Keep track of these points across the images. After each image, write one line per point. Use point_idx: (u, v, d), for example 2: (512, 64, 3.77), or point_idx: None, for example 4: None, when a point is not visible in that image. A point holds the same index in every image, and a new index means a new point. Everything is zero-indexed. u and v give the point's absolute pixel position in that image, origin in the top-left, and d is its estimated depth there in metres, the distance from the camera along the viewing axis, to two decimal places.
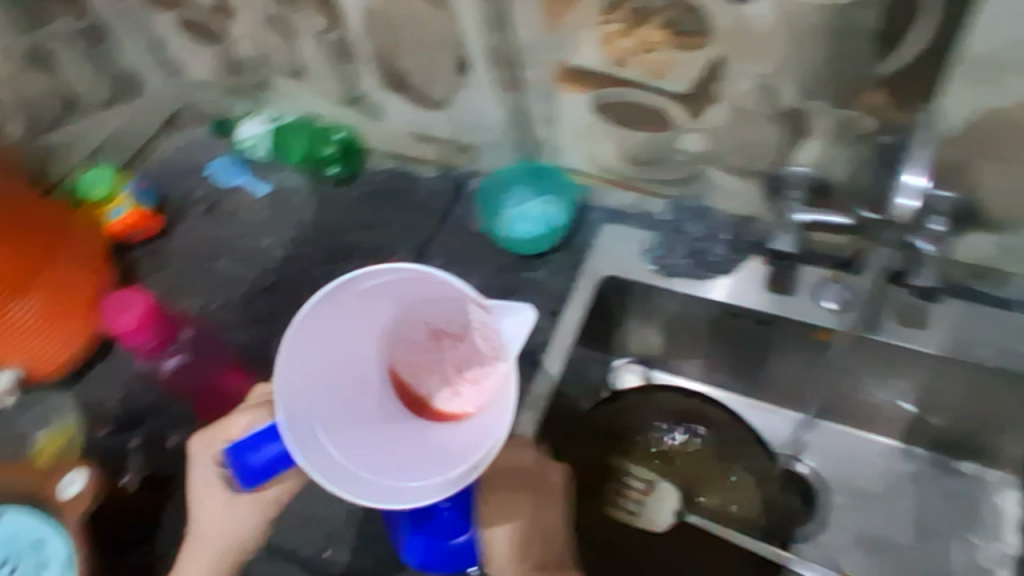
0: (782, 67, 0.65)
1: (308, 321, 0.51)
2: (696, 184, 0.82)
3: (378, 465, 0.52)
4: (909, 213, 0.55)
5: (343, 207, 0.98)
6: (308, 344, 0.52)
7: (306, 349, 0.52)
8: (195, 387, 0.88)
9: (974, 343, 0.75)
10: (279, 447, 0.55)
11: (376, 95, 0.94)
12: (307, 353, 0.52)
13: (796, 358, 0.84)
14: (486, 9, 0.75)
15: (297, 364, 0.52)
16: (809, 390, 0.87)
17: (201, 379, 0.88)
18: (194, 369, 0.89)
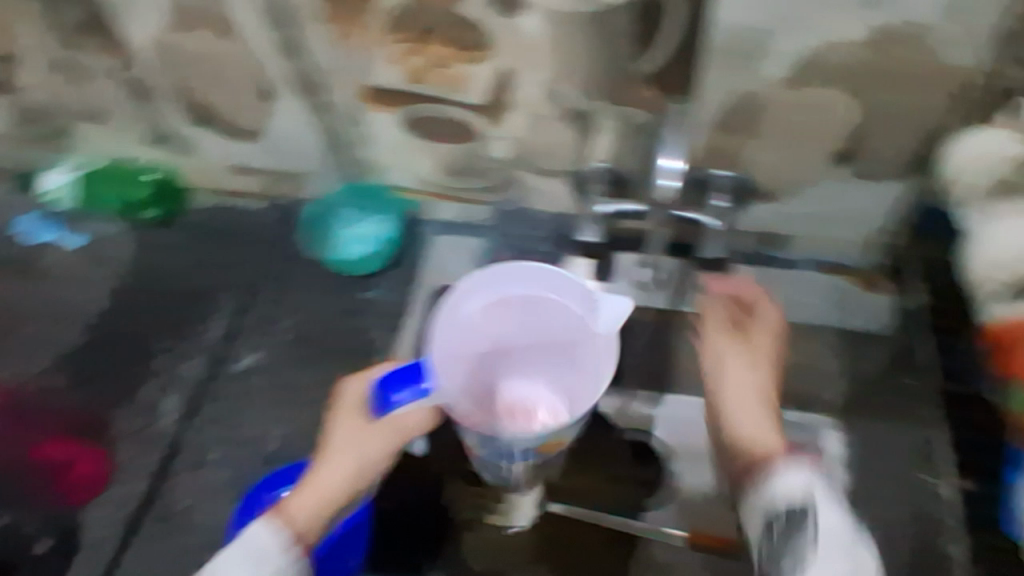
0: (562, 71, 0.70)
1: (476, 308, 0.59)
2: (511, 188, 0.85)
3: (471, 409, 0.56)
4: (670, 193, 0.63)
5: (167, 250, 0.94)
6: (458, 327, 0.58)
7: (463, 335, 0.58)
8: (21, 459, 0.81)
9: (778, 304, 0.81)
10: (417, 388, 0.56)
11: (186, 132, 0.91)
12: (479, 344, 0.59)
13: None
14: (278, 39, 0.75)
15: (462, 329, 0.58)
16: None
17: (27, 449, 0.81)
18: (9, 439, 0.83)
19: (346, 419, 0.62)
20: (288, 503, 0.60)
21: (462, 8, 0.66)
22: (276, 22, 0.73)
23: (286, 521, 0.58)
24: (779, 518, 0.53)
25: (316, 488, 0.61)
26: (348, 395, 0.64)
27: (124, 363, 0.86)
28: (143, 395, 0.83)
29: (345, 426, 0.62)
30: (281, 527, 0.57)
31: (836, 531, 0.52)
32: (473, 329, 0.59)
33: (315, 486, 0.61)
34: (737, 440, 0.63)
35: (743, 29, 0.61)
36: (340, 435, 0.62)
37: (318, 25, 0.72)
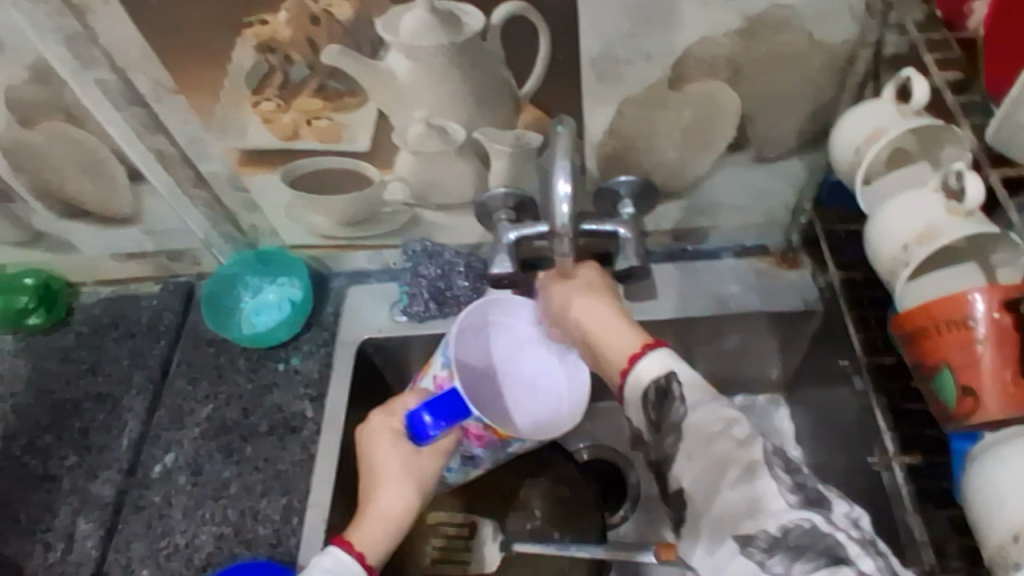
0: (440, 107, 0.66)
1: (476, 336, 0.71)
2: (417, 227, 0.81)
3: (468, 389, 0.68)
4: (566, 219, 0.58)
5: (60, 356, 0.86)
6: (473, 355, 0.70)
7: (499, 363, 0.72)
8: None
9: (700, 300, 0.81)
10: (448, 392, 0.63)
11: (57, 228, 0.83)
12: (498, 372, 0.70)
13: None
14: (138, 115, 0.69)
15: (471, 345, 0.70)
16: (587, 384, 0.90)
17: None
18: None
19: (387, 440, 0.65)
20: (352, 536, 0.61)
21: (325, 56, 0.62)
22: (132, 98, 0.67)
23: (353, 548, 0.60)
24: (661, 393, 0.53)
25: (376, 515, 0.63)
26: (379, 425, 0.66)
27: (23, 489, 0.78)
28: (56, 522, 0.75)
29: (387, 454, 0.64)
30: (345, 553, 0.59)
31: (709, 426, 0.50)
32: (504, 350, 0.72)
33: (381, 516, 0.63)
34: (610, 364, 0.60)
35: (611, 37, 0.61)
36: (388, 458, 0.64)
37: (173, 96, 0.66)
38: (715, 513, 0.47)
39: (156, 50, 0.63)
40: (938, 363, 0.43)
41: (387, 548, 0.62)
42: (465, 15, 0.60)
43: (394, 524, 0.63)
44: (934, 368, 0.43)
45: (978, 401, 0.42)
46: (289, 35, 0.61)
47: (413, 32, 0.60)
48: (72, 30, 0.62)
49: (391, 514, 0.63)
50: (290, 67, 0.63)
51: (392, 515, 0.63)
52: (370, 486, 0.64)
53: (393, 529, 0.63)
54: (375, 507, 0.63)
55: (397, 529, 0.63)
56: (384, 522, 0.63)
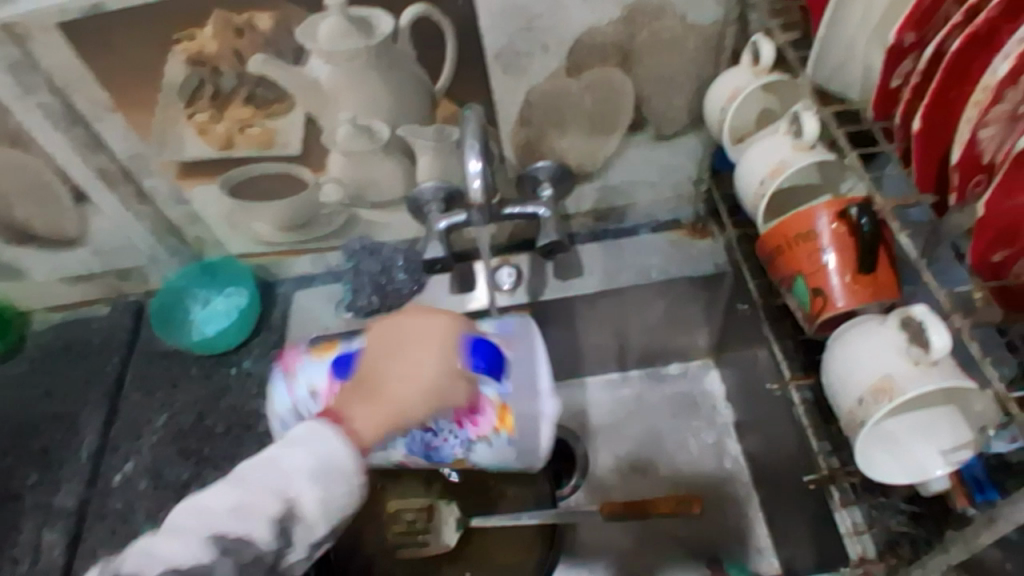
0: (363, 108, 0.72)
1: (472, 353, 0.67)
2: (354, 228, 0.87)
3: None
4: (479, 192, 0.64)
5: (17, 382, 0.89)
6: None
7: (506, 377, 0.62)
8: None
9: (623, 273, 0.87)
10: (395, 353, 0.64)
11: (6, 257, 0.86)
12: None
13: None
14: (79, 136, 0.73)
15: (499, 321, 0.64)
16: None
17: None
18: None
19: (429, 337, 0.54)
20: (343, 402, 0.50)
21: (251, 66, 0.67)
22: (72, 119, 0.71)
23: (348, 427, 0.49)
24: None
25: (378, 399, 0.50)
26: (425, 327, 0.54)
27: None
28: (21, 539, 0.77)
29: (423, 352, 0.53)
30: (332, 428, 0.48)
31: None
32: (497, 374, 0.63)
33: (384, 393, 0.51)
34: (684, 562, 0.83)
35: (510, 32, 0.68)
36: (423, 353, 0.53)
37: (111, 115, 0.71)
38: None
39: (91, 72, 0.67)
40: (793, 272, 0.53)
41: (374, 436, 0.50)
42: (376, 18, 0.66)
43: (392, 415, 0.50)
44: (791, 276, 0.54)
45: (828, 299, 0.51)
46: (216, 48, 0.66)
47: (331, 37, 0.66)
48: (11, 56, 0.66)
49: (393, 403, 0.50)
50: (219, 78, 0.68)
51: (394, 405, 0.50)
52: (376, 367, 0.53)
53: (383, 421, 0.50)
54: (379, 383, 0.52)
55: (388, 421, 0.50)
56: (381, 408, 0.50)
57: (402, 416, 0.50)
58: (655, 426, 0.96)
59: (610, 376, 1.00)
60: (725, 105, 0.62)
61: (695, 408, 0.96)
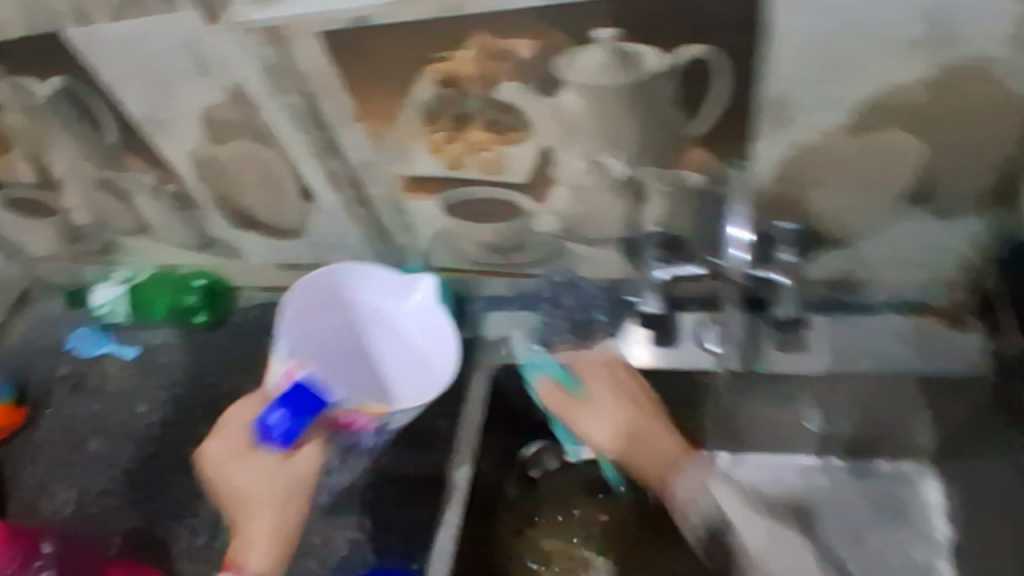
0: (606, 144, 0.67)
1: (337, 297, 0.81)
2: (560, 260, 0.83)
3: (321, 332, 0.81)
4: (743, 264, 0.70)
5: (219, 354, 0.93)
6: (320, 296, 0.80)
7: (364, 323, 0.83)
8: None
9: (858, 355, 0.79)
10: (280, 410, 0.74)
11: (230, 237, 0.89)
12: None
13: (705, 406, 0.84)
14: (318, 140, 0.72)
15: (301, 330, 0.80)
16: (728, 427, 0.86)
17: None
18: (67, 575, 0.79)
19: (263, 476, 0.74)
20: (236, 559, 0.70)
21: (501, 92, 0.64)
22: (315, 123, 0.71)
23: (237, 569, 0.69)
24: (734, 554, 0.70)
25: (257, 541, 0.71)
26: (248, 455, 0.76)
27: (177, 474, 0.84)
28: (203, 509, 0.81)
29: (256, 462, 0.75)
30: None
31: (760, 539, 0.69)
32: (412, 323, 0.82)
33: (247, 535, 0.72)
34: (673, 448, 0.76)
35: (793, 84, 0.60)
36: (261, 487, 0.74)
37: (353, 124, 0.70)
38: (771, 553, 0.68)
39: (344, 82, 0.66)
40: None
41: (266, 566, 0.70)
42: (644, 56, 0.60)
43: (256, 555, 0.70)
44: None
45: None
46: (471, 72, 0.63)
47: (594, 71, 0.61)
48: (269, 58, 0.65)
49: (260, 555, 0.70)
50: (465, 101, 0.65)
51: (253, 537, 0.71)
52: (259, 494, 0.74)
53: (263, 558, 0.70)
54: (242, 547, 0.71)
55: (264, 535, 0.72)
56: (258, 536, 0.71)
57: (286, 548, 0.72)
58: (854, 530, 0.83)
59: (807, 459, 0.88)
60: None
61: (905, 521, 0.83)
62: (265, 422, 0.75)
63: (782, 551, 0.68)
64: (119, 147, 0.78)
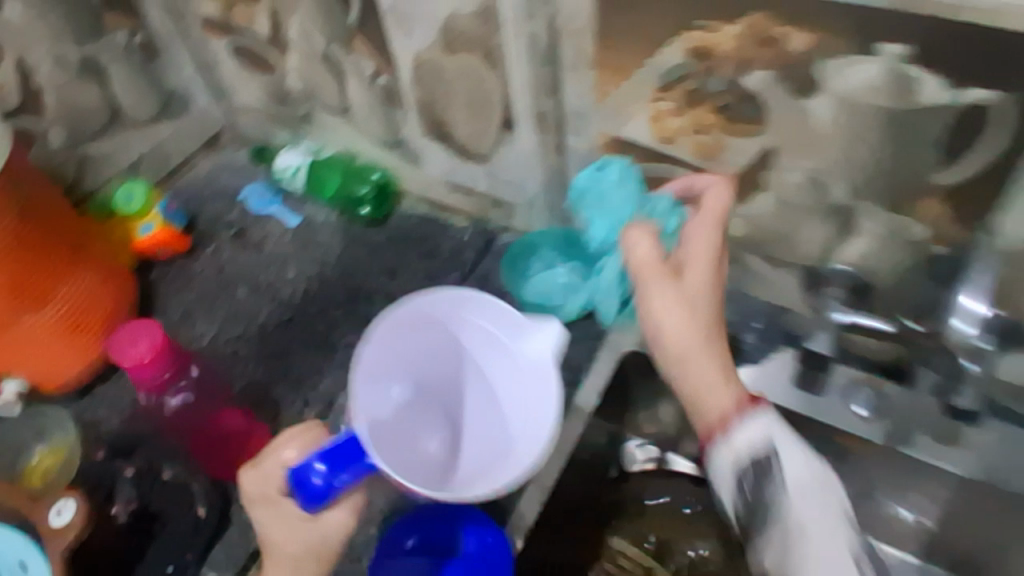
0: (836, 165, 0.63)
1: (446, 311, 0.61)
2: (731, 269, 0.80)
3: (376, 360, 0.58)
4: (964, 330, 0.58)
5: (369, 249, 0.97)
6: (436, 311, 0.61)
7: (462, 335, 0.63)
8: (195, 427, 0.76)
9: (1011, 474, 0.67)
10: (343, 462, 0.55)
11: (418, 143, 0.91)
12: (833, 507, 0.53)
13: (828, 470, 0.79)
14: (543, 75, 0.71)
15: (375, 347, 0.58)
16: None
17: (204, 419, 0.76)
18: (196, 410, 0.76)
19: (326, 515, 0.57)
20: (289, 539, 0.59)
21: (749, 80, 0.61)
22: (547, 57, 0.70)
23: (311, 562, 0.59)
24: (756, 467, 0.52)
25: (313, 536, 0.57)
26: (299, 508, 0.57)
27: (304, 347, 0.88)
28: (319, 385, 0.84)
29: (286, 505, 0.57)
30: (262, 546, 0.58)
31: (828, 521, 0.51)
32: (515, 376, 0.61)
33: (307, 533, 0.57)
34: (670, 341, 0.56)
35: None
36: (296, 550, 0.57)
37: (585, 70, 0.69)
38: (810, 512, 0.51)
39: (593, 24, 0.64)
40: None
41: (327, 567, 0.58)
42: (922, 86, 0.54)
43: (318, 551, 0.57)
44: None
45: None
46: (728, 49, 0.60)
47: (860, 84, 0.56)
48: None
49: (296, 552, 0.57)
50: (708, 78, 0.63)
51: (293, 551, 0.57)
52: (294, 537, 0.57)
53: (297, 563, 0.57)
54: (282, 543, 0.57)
55: (305, 545, 0.57)
56: (303, 540, 0.57)
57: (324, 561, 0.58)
58: None
59: None
60: None
61: None
62: (300, 471, 0.56)
63: (811, 501, 0.52)
64: (356, 27, 0.81)
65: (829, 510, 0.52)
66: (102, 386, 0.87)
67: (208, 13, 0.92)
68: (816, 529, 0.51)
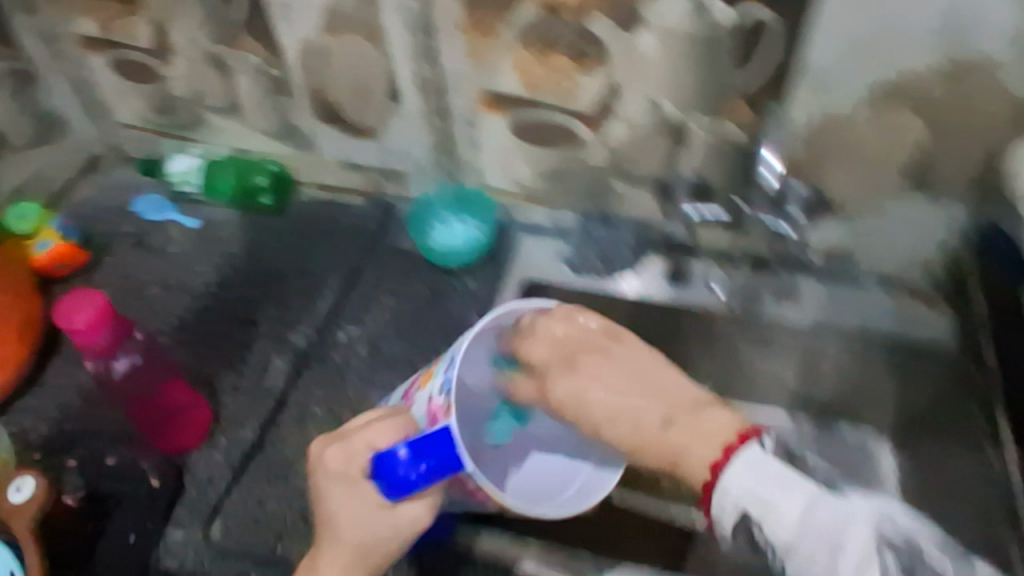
0: (666, 85, 0.79)
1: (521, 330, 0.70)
2: (601, 194, 0.94)
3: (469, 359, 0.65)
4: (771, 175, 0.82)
5: (274, 235, 1.03)
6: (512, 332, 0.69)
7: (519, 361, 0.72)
8: (142, 395, 0.77)
9: (835, 317, 0.90)
10: (433, 453, 0.57)
11: (310, 128, 0.99)
12: (884, 511, 0.50)
13: None
14: (420, 44, 0.83)
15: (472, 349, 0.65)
16: None
17: (151, 384, 0.77)
18: (143, 374, 0.77)
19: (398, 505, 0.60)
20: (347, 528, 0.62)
21: (591, 26, 0.76)
22: (421, 28, 0.82)
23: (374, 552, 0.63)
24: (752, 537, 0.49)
25: (384, 519, 0.60)
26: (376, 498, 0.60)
27: (227, 327, 0.93)
28: (249, 357, 0.89)
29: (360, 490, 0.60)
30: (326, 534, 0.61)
31: (827, 536, 0.47)
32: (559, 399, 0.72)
33: (380, 521, 0.60)
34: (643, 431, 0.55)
35: (831, 60, 0.72)
36: (369, 534, 0.60)
37: (456, 35, 0.81)
38: (808, 533, 0.47)
39: None
40: None
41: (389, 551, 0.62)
42: (714, 9, 0.71)
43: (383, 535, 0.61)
44: None
45: None
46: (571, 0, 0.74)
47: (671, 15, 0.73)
48: None
49: (362, 539, 0.60)
50: (558, 27, 0.77)
51: (357, 536, 0.60)
52: (363, 524, 0.60)
53: (365, 548, 0.61)
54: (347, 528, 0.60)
55: (373, 532, 0.60)
56: (373, 526, 0.60)
57: (382, 547, 0.61)
58: None
59: None
60: None
61: None
62: (388, 451, 0.58)
63: (784, 496, 0.48)
64: (241, 24, 0.89)
65: (849, 537, 0.46)
66: (22, 399, 0.86)
67: (84, 31, 0.96)
68: (813, 543, 0.47)
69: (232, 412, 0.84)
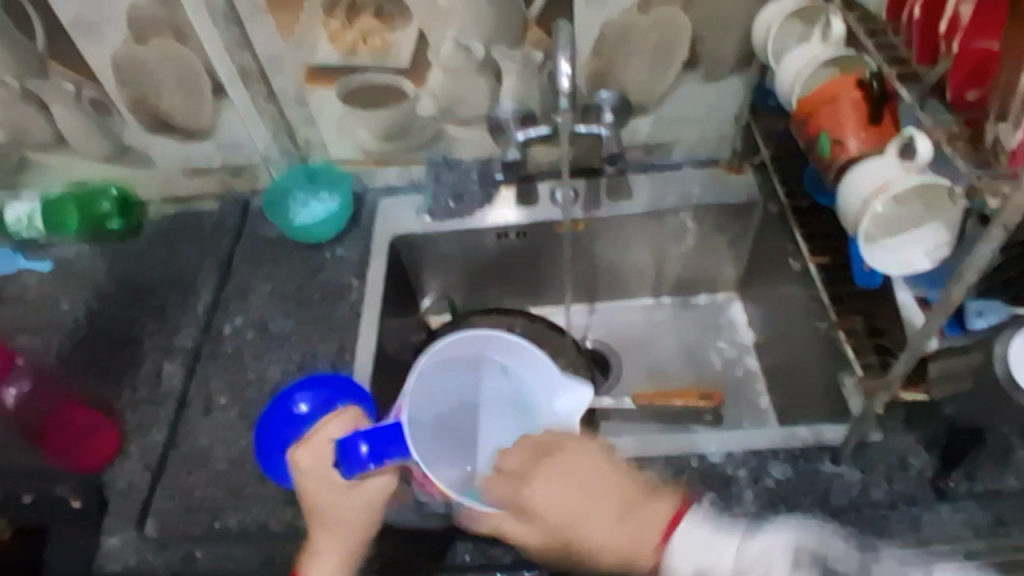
0: (466, 26, 0.88)
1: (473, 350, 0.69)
2: (440, 142, 1.03)
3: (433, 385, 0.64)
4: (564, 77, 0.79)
5: (135, 257, 1.03)
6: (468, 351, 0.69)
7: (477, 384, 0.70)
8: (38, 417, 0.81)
9: (668, 198, 1.01)
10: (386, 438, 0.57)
11: (143, 142, 1.01)
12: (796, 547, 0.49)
13: (566, 256, 1.05)
14: (232, 34, 0.88)
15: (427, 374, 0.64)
16: (584, 274, 1.08)
17: (45, 404, 0.82)
18: (37, 396, 0.82)
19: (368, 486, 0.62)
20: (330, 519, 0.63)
21: None
22: (230, 18, 0.87)
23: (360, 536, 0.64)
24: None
25: (357, 498, 0.62)
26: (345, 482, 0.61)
27: (110, 350, 0.93)
28: (140, 371, 0.90)
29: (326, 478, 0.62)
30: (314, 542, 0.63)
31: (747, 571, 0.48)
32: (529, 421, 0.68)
33: (354, 502, 0.62)
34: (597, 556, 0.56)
35: None
36: (345, 514, 0.62)
37: (264, 16, 0.87)
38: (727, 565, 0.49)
39: None
40: (818, 130, 0.71)
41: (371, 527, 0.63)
42: None
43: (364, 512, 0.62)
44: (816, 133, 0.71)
45: (834, 120, 0.69)
46: None
47: None
48: None
49: (347, 522, 0.62)
50: None
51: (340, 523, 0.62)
52: (341, 508, 0.62)
53: (349, 528, 0.62)
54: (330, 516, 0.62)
55: (355, 515, 0.62)
56: (351, 509, 0.62)
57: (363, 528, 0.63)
58: (682, 342, 1.07)
59: (645, 301, 1.12)
60: (799, 71, 0.75)
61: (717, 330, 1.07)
62: (345, 442, 0.58)
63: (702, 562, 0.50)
64: (47, 52, 0.90)
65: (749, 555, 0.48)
66: None
67: None
68: None
69: (137, 422, 0.85)
